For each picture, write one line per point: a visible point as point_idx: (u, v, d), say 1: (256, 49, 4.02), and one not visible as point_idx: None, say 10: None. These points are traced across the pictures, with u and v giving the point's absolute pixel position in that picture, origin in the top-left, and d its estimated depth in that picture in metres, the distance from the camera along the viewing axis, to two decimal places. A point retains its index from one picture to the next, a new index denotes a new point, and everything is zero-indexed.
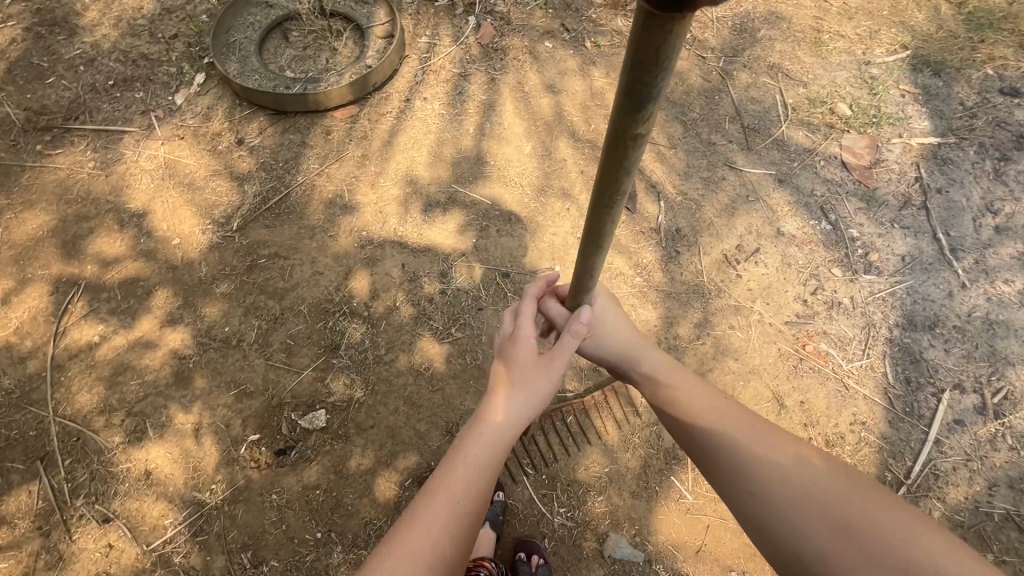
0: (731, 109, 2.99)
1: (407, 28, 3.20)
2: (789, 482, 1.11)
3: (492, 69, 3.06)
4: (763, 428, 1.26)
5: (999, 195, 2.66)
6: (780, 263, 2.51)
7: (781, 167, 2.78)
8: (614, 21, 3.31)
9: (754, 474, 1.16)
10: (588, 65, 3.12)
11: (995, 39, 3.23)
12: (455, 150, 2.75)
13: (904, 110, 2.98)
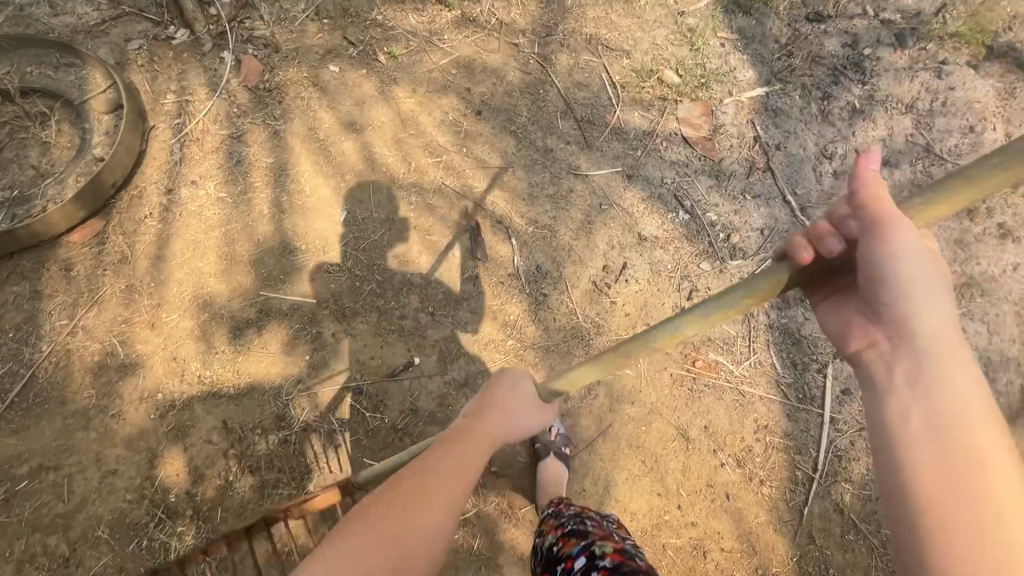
0: (560, 102, 2.67)
1: (140, 86, 2.44)
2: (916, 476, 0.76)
3: (271, 119, 2.45)
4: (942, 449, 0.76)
5: (831, 137, 2.62)
6: (650, 274, 2.33)
7: (627, 160, 2.55)
8: (406, 20, 2.80)
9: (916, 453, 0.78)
10: (388, 84, 2.61)
11: None
12: (252, 244, 2.18)
13: (727, 61, 2.83)
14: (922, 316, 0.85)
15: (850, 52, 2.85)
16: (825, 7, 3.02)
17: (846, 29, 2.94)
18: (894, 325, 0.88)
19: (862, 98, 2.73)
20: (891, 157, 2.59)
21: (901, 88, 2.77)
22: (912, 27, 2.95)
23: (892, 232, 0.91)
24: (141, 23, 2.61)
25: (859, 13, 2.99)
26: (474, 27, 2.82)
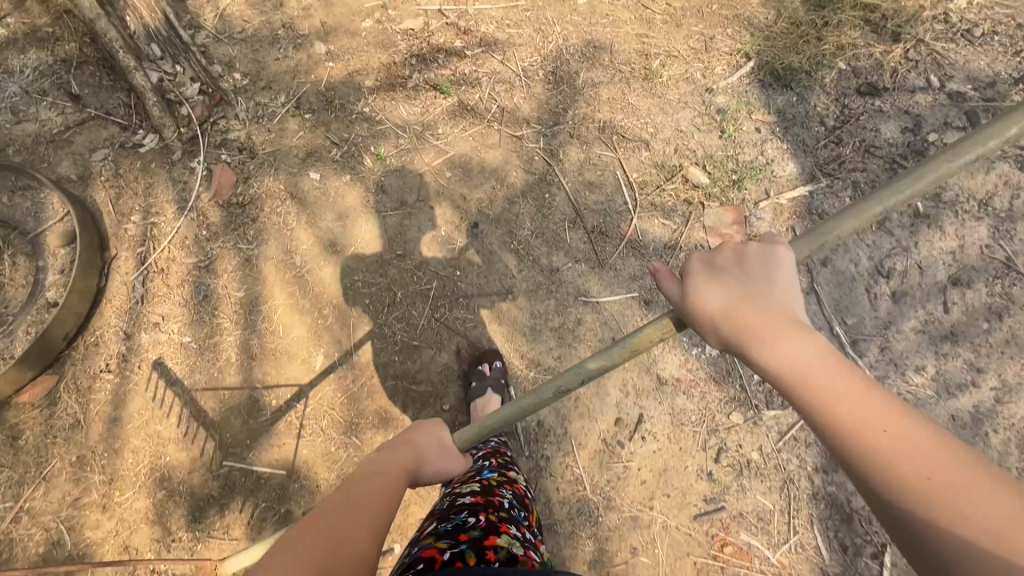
0: (568, 207, 2.34)
1: (104, 206, 2.23)
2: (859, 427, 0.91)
3: (243, 242, 2.20)
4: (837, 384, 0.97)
5: (887, 250, 2.23)
6: (671, 428, 2.00)
7: (645, 281, 2.20)
8: (396, 111, 2.51)
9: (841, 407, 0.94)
10: (374, 192, 2.33)
11: (840, 15, 2.77)
12: (217, 402, 1.95)
13: (764, 151, 2.46)
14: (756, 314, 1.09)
15: (912, 137, 2.43)
16: (880, 76, 2.63)
17: (906, 105, 2.53)
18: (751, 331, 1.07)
19: (926, 196, 2.30)
20: (964, 274, 2.18)
21: (973, 181, 2.33)
22: (986, 102, 2.55)
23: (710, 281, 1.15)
24: (108, 127, 2.39)
25: (922, 85, 2.58)
26: (472, 117, 2.51)
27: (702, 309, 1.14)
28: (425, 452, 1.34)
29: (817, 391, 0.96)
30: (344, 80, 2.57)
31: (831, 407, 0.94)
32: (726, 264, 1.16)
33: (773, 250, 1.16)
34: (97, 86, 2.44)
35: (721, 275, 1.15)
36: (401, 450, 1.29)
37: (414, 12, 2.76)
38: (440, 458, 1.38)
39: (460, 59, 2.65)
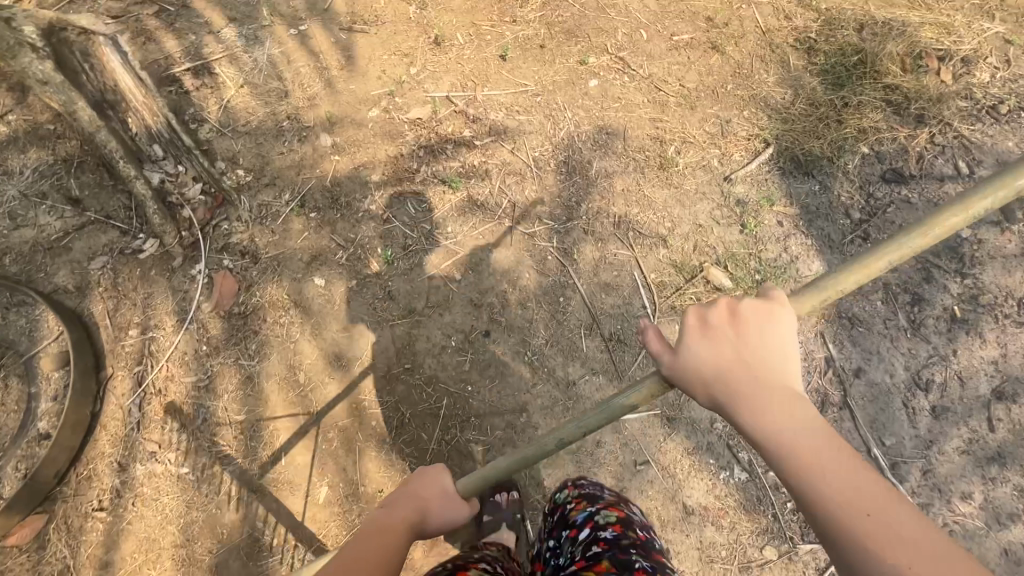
0: (584, 312, 2.23)
1: (100, 320, 2.15)
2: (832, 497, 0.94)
3: (244, 358, 2.10)
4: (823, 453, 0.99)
5: (925, 359, 2.10)
6: (701, 566, 1.89)
7: (667, 396, 2.06)
8: (403, 208, 2.43)
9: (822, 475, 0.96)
10: (381, 298, 2.23)
11: (859, 97, 2.72)
12: (218, 542, 1.86)
13: (787, 248, 2.36)
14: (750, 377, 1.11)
15: None
16: (905, 161, 2.55)
17: (934, 195, 2.46)
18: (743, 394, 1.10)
19: (963, 298, 2.18)
20: (1008, 387, 2.05)
21: (1012, 280, 2.21)
22: None
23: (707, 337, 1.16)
24: (107, 231, 2.32)
25: (951, 172, 2.51)
26: (482, 214, 2.43)
27: (691, 369, 1.16)
28: (429, 503, 1.32)
29: (798, 456, 1.00)
30: (351, 174, 2.50)
31: (807, 465, 0.99)
32: (721, 324, 1.17)
33: (770, 309, 1.17)
34: (97, 187, 2.37)
35: (716, 334, 1.16)
36: (402, 505, 1.28)
37: (421, 99, 2.70)
38: (446, 505, 1.34)
39: (469, 148, 2.58)
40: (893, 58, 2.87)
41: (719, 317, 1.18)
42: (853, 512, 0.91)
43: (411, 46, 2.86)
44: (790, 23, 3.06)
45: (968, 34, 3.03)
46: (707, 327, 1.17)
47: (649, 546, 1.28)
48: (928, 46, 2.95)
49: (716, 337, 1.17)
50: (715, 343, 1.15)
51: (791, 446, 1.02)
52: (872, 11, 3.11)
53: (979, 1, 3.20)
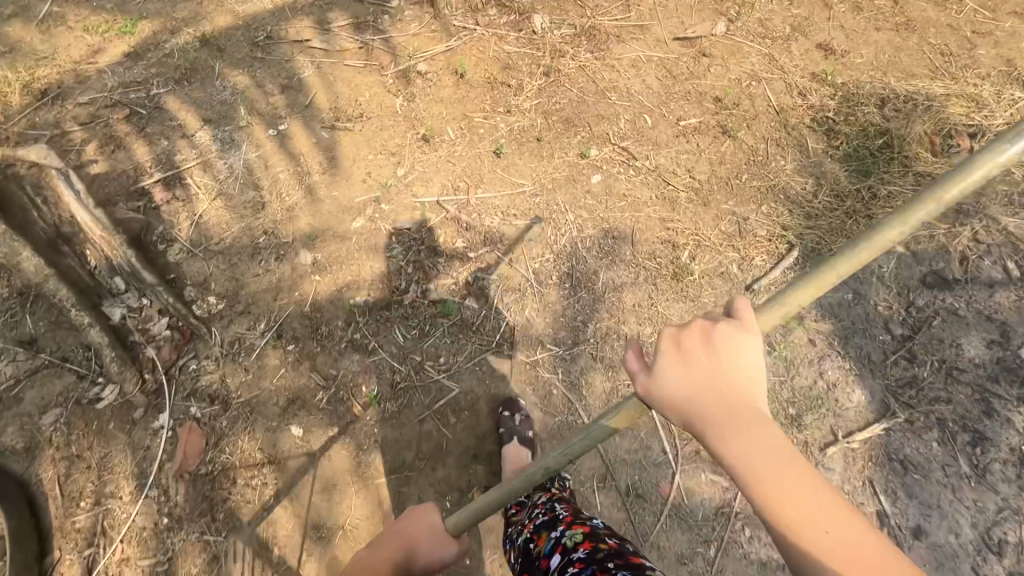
0: (595, 461, 1.96)
1: (51, 488, 1.91)
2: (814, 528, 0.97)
3: (212, 532, 1.86)
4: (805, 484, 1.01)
5: (994, 514, 1.82)
6: None
7: (695, 566, 1.83)
8: (390, 334, 2.18)
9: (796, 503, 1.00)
10: (366, 450, 1.99)
11: (889, 188, 2.49)
12: None
13: (823, 374, 2.08)
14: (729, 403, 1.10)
15: (1002, 352, 2.08)
16: (947, 263, 2.29)
17: (986, 305, 2.18)
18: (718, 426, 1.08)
19: None
20: None
21: None
22: None
23: (679, 361, 1.13)
24: (63, 376, 2.08)
25: (1001, 277, 2.23)
26: (478, 340, 2.18)
27: (667, 395, 1.14)
28: (417, 538, 1.51)
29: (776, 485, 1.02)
30: (332, 296, 2.27)
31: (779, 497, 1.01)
32: (694, 349, 1.13)
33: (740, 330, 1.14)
34: (54, 325, 2.14)
35: (689, 358, 1.13)
36: (391, 538, 1.49)
37: (410, 204, 2.48)
38: (431, 541, 1.52)
39: (462, 260, 2.34)
40: (919, 140, 2.65)
41: (693, 339, 1.14)
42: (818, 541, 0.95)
43: (397, 144, 2.67)
44: (804, 101, 2.85)
45: (998, 106, 2.81)
46: (682, 351, 1.14)
47: (622, 548, 1.25)
48: (957, 123, 2.74)
49: (689, 360, 1.14)
50: (689, 368, 1.12)
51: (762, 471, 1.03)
52: (892, 83, 2.90)
53: (1006, 67, 2.99)
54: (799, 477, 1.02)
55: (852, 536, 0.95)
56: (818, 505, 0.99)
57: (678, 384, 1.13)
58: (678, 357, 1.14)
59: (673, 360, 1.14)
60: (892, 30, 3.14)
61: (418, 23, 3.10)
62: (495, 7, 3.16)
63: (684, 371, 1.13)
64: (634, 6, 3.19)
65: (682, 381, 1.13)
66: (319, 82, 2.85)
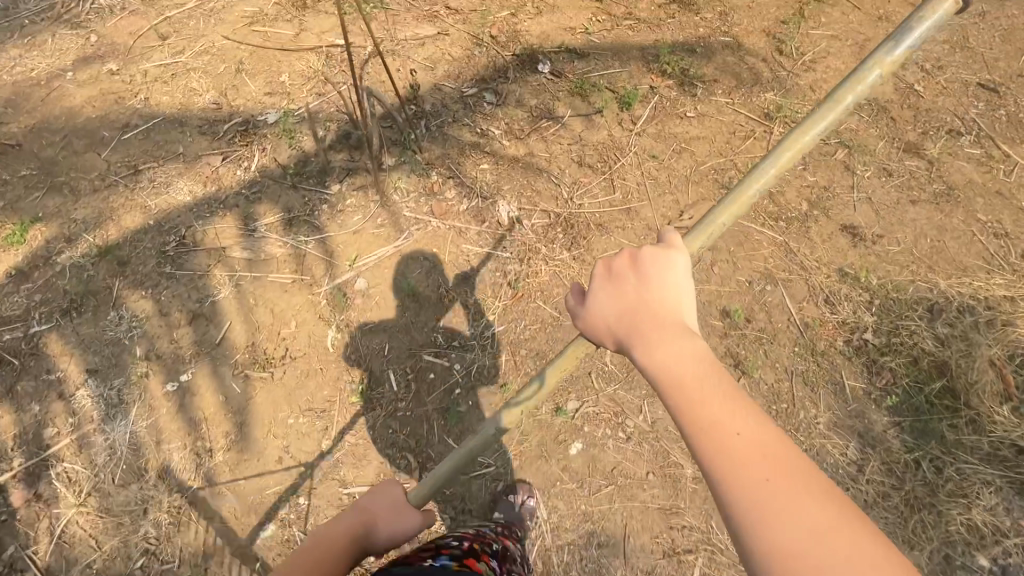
0: None
1: None
2: (733, 436, 0.89)
3: None
4: (729, 396, 0.95)
5: None
6: None
7: None
8: None
9: (714, 416, 0.92)
10: None
11: (960, 464, 1.99)
12: None
13: None
14: (656, 310, 1.08)
15: None
16: None
17: None
18: (637, 340, 1.06)
19: None
20: None
21: None
22: None
23: (606, 279, 1.16)
24: None
25: None
26: None
27: (596, 319, 1.15)
28: (376, 516, 1.31)
29: (693, 395, 0.95)
30: None
31: (693, 409, 0.94)
32: (623, 271, 1.15)
33: (667, 255, 1.16)
34: None
35: (620, 281, 1.14)
36: (348, 518, 1.27)
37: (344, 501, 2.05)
38: (392, 493, 1.37)
39: None
40: (992, 381, 2.09)
41: (624, 266, 1.16)
42: (725, 444, 0.88)
43: (327, 402, 2.15)
44: (834, 313, 2.29)
45: None
46: (612, 277, 1.16)
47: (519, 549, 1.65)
48: None
49: (620, 282, 1.15)
50: (618, 290, 1.14)
51: (676, 373, 0.99)
52: (940, 283, 2.36)
53: None
54: (715, 382, 0.97)
55: (760, 434, 0.89)
56: (739, 419, 0.92)
57: (605, 306, 1.14)
58: (603, 278, 1.17)
59: (599, 284, 1.17)
60: (932, 202, 2.61)
61: (362, 215, 2.61)
62: (454, 188, 2.70)
63: (609, 288, 1.15)
64: (620, 183, 2.70)
65: (604, 300, 1.15)
66: (235, 308, 2.34)
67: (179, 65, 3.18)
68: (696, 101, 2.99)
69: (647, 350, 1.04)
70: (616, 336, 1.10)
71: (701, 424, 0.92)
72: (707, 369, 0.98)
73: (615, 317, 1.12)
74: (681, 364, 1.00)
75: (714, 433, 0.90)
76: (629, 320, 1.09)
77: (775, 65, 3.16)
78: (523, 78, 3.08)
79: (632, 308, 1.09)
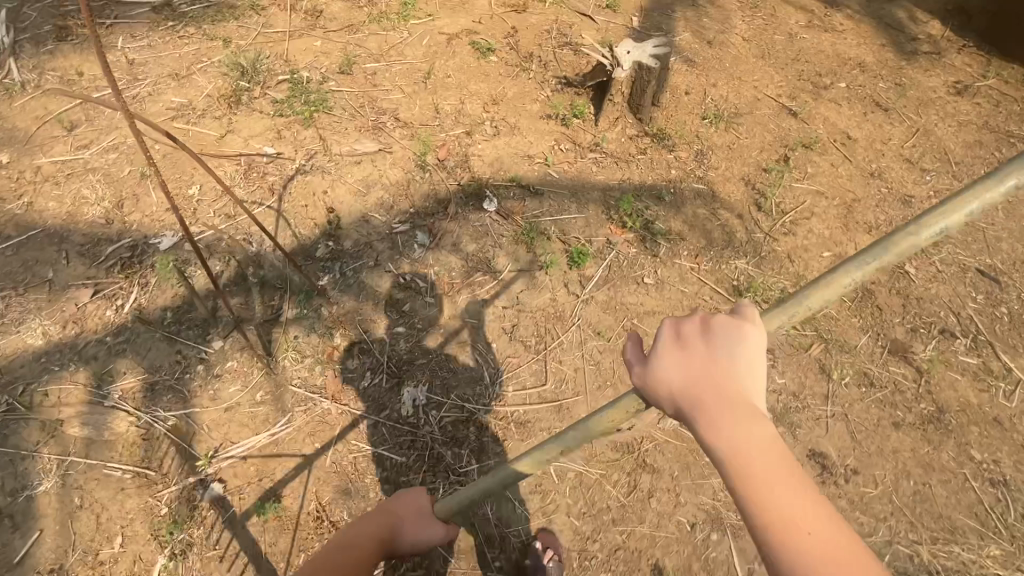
0: None
1: None
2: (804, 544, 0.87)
3: None
4: (804, 494, 0.92)
5: None
6: None
7: None
8: None
9: (784, 519, 0.89)
10: None
11: None
12: None
13: None
14: (730, 387, 0.99)
15: None
16: None
17: None
18: (706, 421, 0.98)
19: None
20: None
21: None
22: None
23: (676, 347, 1.05)
24: None
25: None
26: None
27: (660, 385, 1.05)
28: (402, 518, 1.55)
29: (768, 491, 0.91)
30: None
31: (768, 510, 0.90)
32: (694, 339, 1.04)
33: (744, 323, 1.05)
34: None
35: (689, 351, 1.03)
36: (379, 516, 1.53)
37: None
38: (416, 499, 1.59)
39: None
40: None
41: (691, 331, 1.05)
42: (803, 550, 0.86)
43: None
44: None
45: None
46: (678, 341, 1.05)
47: None
48: None
49: (688, 351, 1.04)
50: (688, 360, 1.03)
51: (752, 465, 0.93)
52: (917, 549, 1.97)
53: None
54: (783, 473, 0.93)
55: (838, 542, 0.87)
56: (817, 526, 0.88)
57: (670, 372, 1.03)
58: (674, 341, 1.05)
59: (669, 349, 1.05)
60: (920, 425, 2.21)
61: (241, 384, 2.18)
62: (358, 355, 2.27)
63: (679, 353, 1.04)
64: (556, 366, 2.31)
65: (669, 369, 1.04)
66: (54, 510, 1.90)
67: (78, 164, 2.79)
68: (657, 262, 2.62)
69: (719, 432, 0.96)
70: (682, 412, 1.01)
71: (777, 526, 0.89)
72: (784, 460, 0.94)
73: (680, 387, 1.02)
74: (757, 457, 0.94)
75: (791, 538, 0.87)
76: (702, 392, 0.99)
77: (752, 224, 2.80)
78: (464, 216, 2.70)
79: (704, 381, 1.00)
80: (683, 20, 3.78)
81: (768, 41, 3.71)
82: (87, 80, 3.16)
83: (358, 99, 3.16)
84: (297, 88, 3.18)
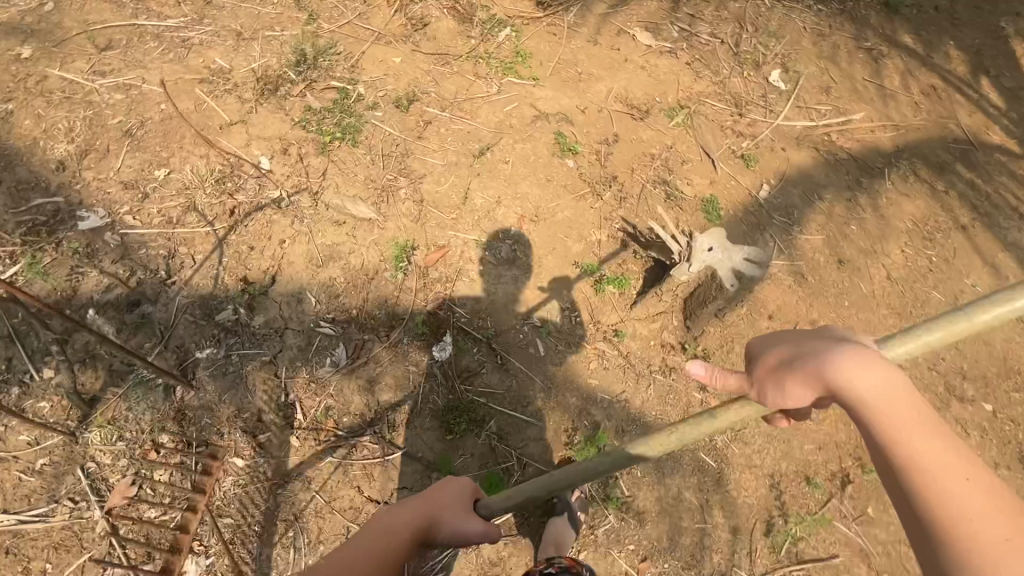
0: None
1: None
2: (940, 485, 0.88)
3: None
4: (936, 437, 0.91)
5: None
6: None
7: None
8: None
9: (922, 464, 0.89)
10: None
11: None
12: None
13: None
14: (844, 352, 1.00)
15: None
16: None
17: None
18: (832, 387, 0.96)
19: None
20: None
21: None
22: None
23: (775, 341, 1.08)
24: None
25: None
26: None
27: (772, 370, 1.04)
28: (441, 509, 1.26)
29: (907, 446, 0.90)
30: None
31: (906, 459, 0.90)
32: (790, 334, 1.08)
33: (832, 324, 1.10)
34: None
35: (788, 341, 1.07)
36: (414, 505, 1.26)
37: None
38: (455, 490, 1.32)
39: None
40: None
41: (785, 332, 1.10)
42: (942, 490, 0.87)
43: None
44: None
45: None
46: (775, 335, 1.10)
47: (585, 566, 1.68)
48: None
49: (789, 340, 1.07)
50: (792, 346, 1.05)
51: (900, 420, 0.92)
52: None
53: None
54: (923, 414, 0.93)
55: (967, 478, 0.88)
56: (945, 463, 0.89)
57: (778, 356, 1.05)
58: (771, 340, 1.09)
59: (773, 347, 1.07)
60: None
61: (30, 436, 1.82)
62: (174, 469, 1.84)
63: (782, 345, 1.06)
64: None
65: (776, 353, 1.06)
66: None
67: (81, 91, 2.54)
68: (588, 540, 1.96)
69: (857, 390, 0.93)
70: (808, 390, 0.99)
71: (922, 462, 0.89)
72: (916, 411, 0.93)
73: (797, 361, 1.01)
74: (891, 393, 0.93)
75: (929, 481, 0.88)
76: (824, 358, 0.98)
77: (742, 551, 2.02)
78: (405, 350, 2.15)
79: (816, 351, 1.00)
80: (827, 214, 2.90)
81: (919, 296, 2.77)
82: (157, 3, 2.91)
83: (394, 146, 2.66)
84: (339, 104, 2.72)
